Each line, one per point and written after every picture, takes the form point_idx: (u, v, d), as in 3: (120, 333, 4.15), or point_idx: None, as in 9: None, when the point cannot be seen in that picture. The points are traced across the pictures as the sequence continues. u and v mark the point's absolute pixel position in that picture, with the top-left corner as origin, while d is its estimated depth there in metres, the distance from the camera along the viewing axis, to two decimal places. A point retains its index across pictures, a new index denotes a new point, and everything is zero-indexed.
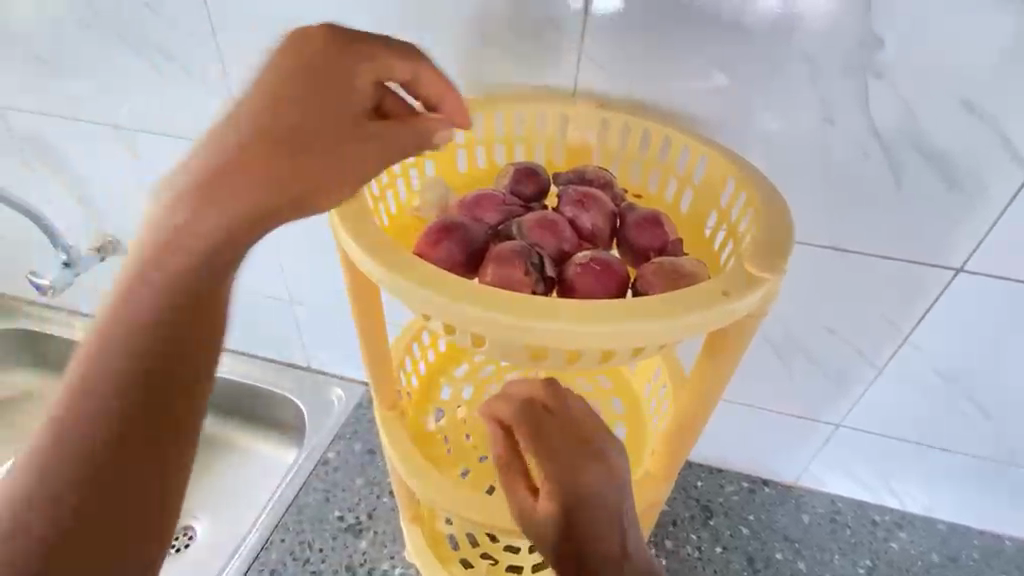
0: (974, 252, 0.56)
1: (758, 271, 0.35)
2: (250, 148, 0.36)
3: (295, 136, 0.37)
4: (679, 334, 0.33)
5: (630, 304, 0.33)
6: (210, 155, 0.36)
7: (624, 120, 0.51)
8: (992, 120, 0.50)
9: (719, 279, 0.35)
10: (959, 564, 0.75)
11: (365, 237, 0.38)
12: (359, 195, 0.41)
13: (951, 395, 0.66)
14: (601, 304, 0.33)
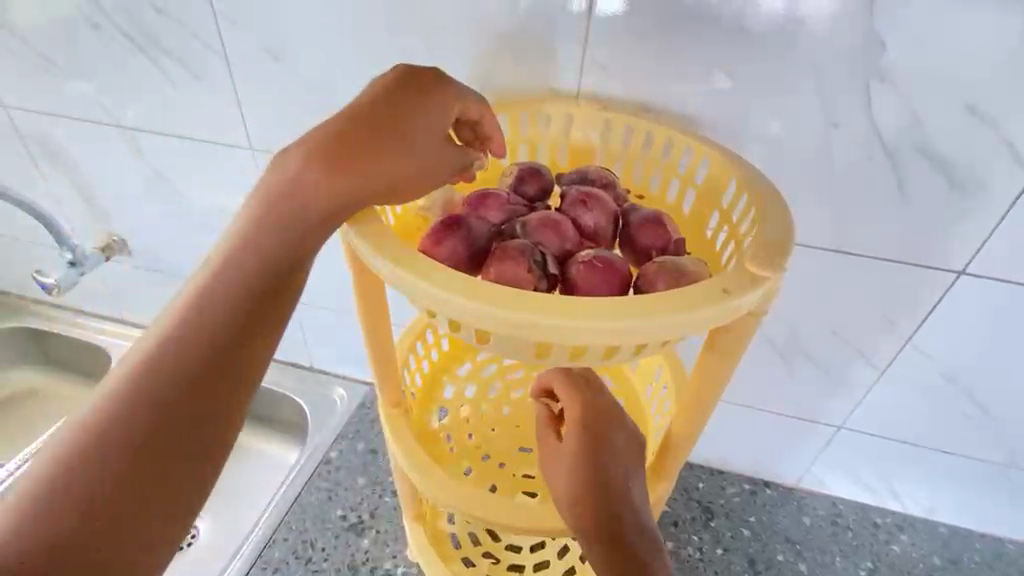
0: (976, 254, 0.56)
1: (760, 269, 0.36)
2: (335, 143, 0.38)
3: (375, 131, 0.39)
4: (682, 330, 0.33)
5: (633, 301, 0.34)
6: (291, 155, 0.39)
7: (627, 121, 0.51)
8: (994, 123, 0.50)
9: (720, 277, 0.35)
10: (961, 567, 0.74)
11: (370, 234, 0.38)
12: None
13: (953, 397, 0.66)
14: (604, 301, 0.33)
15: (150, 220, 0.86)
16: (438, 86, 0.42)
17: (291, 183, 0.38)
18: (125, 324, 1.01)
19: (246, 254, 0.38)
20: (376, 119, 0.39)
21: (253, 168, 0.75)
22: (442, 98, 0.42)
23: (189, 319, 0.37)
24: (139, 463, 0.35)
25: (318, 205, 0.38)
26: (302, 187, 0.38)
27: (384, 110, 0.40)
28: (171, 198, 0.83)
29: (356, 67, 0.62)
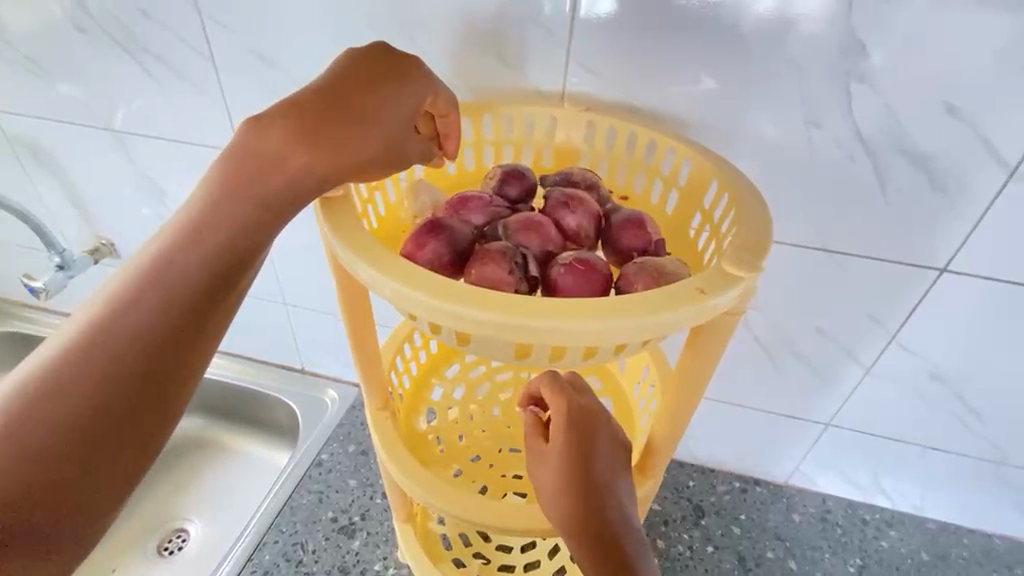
0: (959, 251, 0.57)
1: (737, 268, 0.36)
2: (309, 117, 0.39)
3: (344, 107, 0.40)
4: (659, 329, 0.34)
5: (611, 301, 0.34)
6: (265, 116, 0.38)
7: (609, 123, 0.51)
8: (974, 123, 0.51)
9: (697, 276, 0.36)
10: (949, 562, 0.75)
11: (350, 237, 0.38)
12: (347, 197, 0.41)
13: (939, 394, 0.67)
14: (580, 301, 0.34)
15: (139, 223, 0.86)
16: (417, 73, 0.43)
17: (262, 153, 0.38)
18: None
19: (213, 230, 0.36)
20: (352, 98, 0.40)
21: None
22: (418, 83, 0.43)
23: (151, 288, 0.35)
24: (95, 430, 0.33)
25: (289, 179, 0.38)
26: (274, 158, 0.38)
27: (362, 90, 0.41)
28: (160, 201, 0.82)
29: None
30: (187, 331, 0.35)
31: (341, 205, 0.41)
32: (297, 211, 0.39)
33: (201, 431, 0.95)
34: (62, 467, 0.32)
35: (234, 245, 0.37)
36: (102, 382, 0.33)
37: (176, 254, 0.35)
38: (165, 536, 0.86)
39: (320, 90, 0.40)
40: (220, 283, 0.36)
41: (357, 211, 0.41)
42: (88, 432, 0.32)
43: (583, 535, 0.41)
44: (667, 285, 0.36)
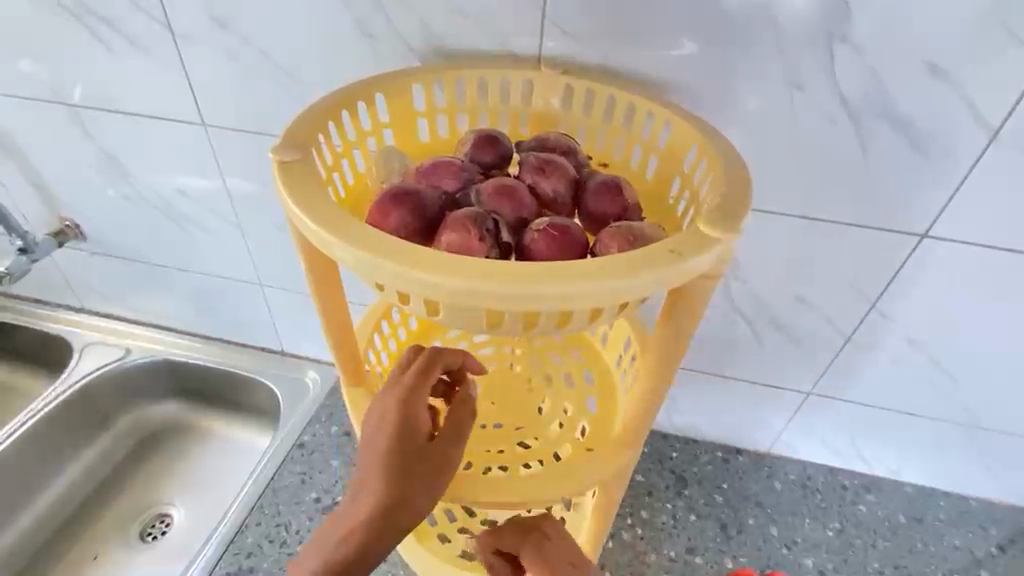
0: (939, 217, 0.57)
1: (714, 230, 0.34)
2: (412, 490, 0.43)
3: (459, 434, 0.46)
4: (631, 293, 0.32)
5: (585, 266, 0.32)
6: (417, 388, 0.45)
7: (587, 87, 0.49)
8: (957, 84, 0.50)
9: (672, 238, 0.34)
10: (925, 524, 0.77)
11: (310, 203, 0.36)
12: (307, 161, 0.38)
13: (917, 362, 0.67)
14: (552, 265, 0.32)
15: (103, 203, 0.82)
16: (390, 392, 0.45)
17: (465, 412, 0.47)
18: (87, 313, 0.98)
19: (457, 427, 0.46)
20: (418, 442, 0.44)
21: (206, 146, 0.72)
22: (391, 400, 0.45)
23: (442, 453, 0.45)
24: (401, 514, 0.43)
25: (434, 457, 0.44)
26: (369, 504, 0.43)
27: (394, 456, 0.43)
28: (124, 179, 0.79)
29: (309, 38, 0.59)
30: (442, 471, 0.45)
31: (298, 169, 0.38)
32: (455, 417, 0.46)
33: (180, 415, 0.93)
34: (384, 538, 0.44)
35: (454, 427, 0.46)
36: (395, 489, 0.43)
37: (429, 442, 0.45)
38: (146, 521, 0.85)
39: (438, 442, 0.45)
40: (454, 447, 0.45)
41: (321, 178, 0.38)
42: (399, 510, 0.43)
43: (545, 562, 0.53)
44: (642, 247, 0.35)
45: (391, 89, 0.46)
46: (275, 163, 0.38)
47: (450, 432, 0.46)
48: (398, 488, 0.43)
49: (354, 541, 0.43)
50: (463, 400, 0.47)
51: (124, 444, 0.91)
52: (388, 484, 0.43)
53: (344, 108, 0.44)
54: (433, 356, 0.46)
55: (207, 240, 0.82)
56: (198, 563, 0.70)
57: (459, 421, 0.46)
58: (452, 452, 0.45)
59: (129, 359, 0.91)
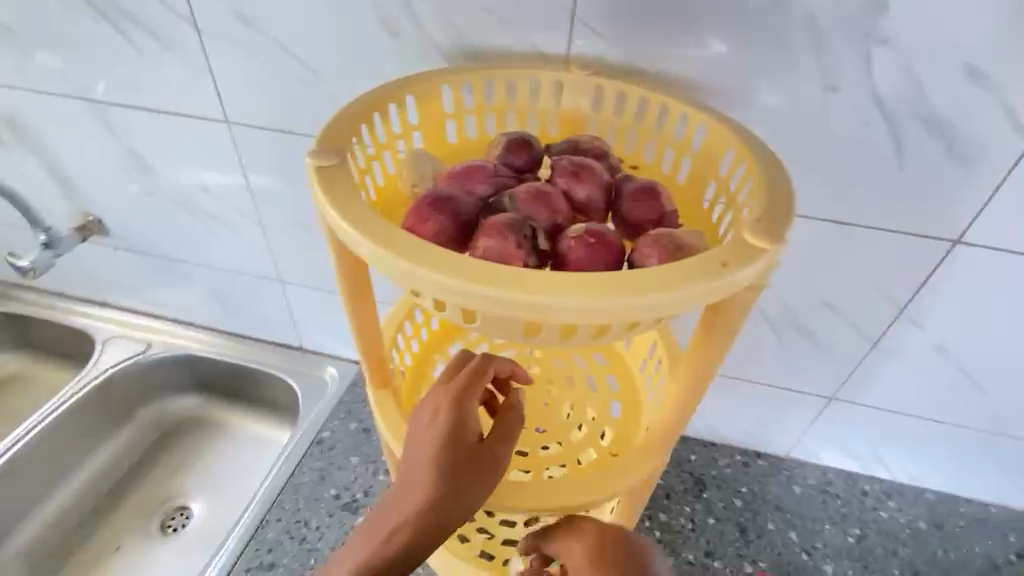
0: (973, 223, 0.55)
1: (758, 241, 0.34)
2: (458, 491, 0.43)
3: (506, 441, 0.46)
4: (673, 306, 0.32)
5: (625, 279, 0.32)
6: (468, 392, 0.45)
7: (619, 88, 0.48)
8: (997, 87, 0.48)
9: (715, 250, 0.34)
10: (945, 531, 0.76)
11: (347, 207, 0.35)
12: (343, 163, 0.38)
13: (944, 369, 0.66)
14: (593, 276, 0.32)
15: (126, 199, 0.83)
16: (442, 395, 0.45)
17: (513, 419, 0.47)
18: (108, 306, 0.99)
19: (506, 434, 0.46)
20: (469, 446, 0.44)
21: (229, 143, 0.72)
22: (443, 400, 0.45)
23: (491, 459, 0.45)
24: (447, 517, 0.43)
25: (483, 462, 0.44)
26: (415, 502, 0.43)
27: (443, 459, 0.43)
28: (147, 176, 0.79)
29: (335, 36, 0.59)
30: (489, 478, 0.45)
31: (334, 172, 0.37)
32: (503, 424, 0.47)
33: (200, 409, 0.95)
34: (427, 540, 0.43)
35: (503, 434, 0.46)
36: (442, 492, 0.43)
37: (478, 447, 0.45)
38: (168, 513, 0.86)
39: (487, 447, 0.45)
40: (502, 453, 0.46)
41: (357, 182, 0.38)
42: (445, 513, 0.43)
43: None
44: (683, 258, 0.34)
45: (421, 90, 0.45)
46: (311, 167, 0.37)
47: (497, 440, 0.46)
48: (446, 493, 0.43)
49: (397, 540, 0.43)
50: (512, 408, 0.47)
51: (144, 437, 0.92)
52: (436, 488, 0.43)
53: (375, 110, 0.43)
54: (483, 360, 0.46)
55: (228, 237, 0.83)
56: (221, 557, 0.71)
57: (508, 429, 0.46)
58: (500, 458, 0.45)
59: (150, 353, 0.93)
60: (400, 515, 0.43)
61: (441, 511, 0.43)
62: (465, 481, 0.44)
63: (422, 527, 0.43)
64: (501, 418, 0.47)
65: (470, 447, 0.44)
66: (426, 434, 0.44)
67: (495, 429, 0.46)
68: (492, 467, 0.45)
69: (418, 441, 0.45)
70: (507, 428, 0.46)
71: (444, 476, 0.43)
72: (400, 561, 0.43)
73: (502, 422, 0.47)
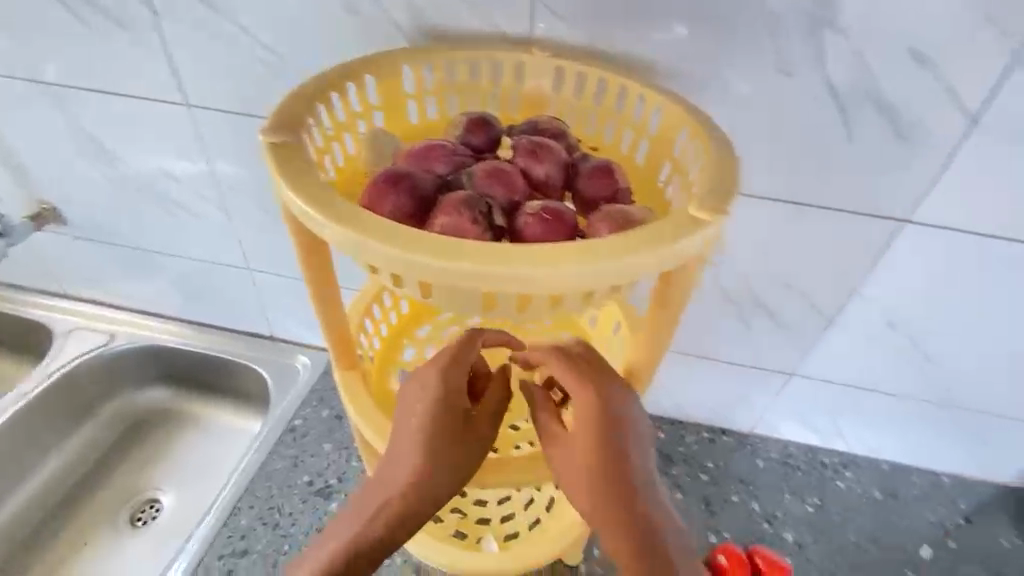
0: (920, 202, 0.58)
1: (704, 213, 0.35)
2: (446, 464, 0.45)
3: (494, 415, 0.48)
4: (622, 275, 0.33)
5: (576, 249, 0.33)
6: (456, 366, 0.47)
7: (579, 69, 0.49)
8: (939, 71, 0.51)
9: (663, 221, 0.35)
10: (898, 498, 0.80)
11: (302, 185, 0.35)
12: (297, 142, 0.38)
13: (895, 343, 0.69)
14: (545, 247, 0.33)
15: (84, 186, 0.80)
16: (430, 370, 0.47)
17: (502, 393, 0.49)
18: (68, 298, 0.96)
19: (493, 409, 0.48)
20: (458, 420, 0.46)
21: (190, 127, 0.71)
22: (431, 376, 0.46)
23: (478, 433, 0.47)
24: (436, 490, 0.45)
25: (472, 435, 0.46)
26: (405, 475, 0.45)
27: (432, 432, 0.45)
28: (105, 162, 0.77)
29: (296, 17, 0.58)
30: (478, 450, 0.47)
31: (288, 150, 0.37)
32: (491, 399, 0.48)
33: (168, 401, 0.93)
34: (417, 510, 0.45)
35: (492, 408, 0.48)
36: (431, 465, 0.45)
37: (466, 421, 0.47)
38: (137, 507, 0.85)
39: (474, 420, 0.47)
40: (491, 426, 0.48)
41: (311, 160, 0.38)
42: (434, 485, 0.45)
43: (585, 392, 0.46)
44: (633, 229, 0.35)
45: (380, 71, 0.45)
46: (264, 145, 0.37)
47: (486, 413, 0.48)
48: (434, 465, 0.45)
49: (388, 511, 0.45)
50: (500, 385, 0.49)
51: (110, 431, 0.90)
52: (426, 458, 0.45)
53: (333, 90, 0.43)
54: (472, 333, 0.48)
55: (192, 224, 0.81)
56: (193, 546, 0.70)
57: (496, 403, 0.48)
58: (487, 431, 0.47)
59: (114, 345, 0.91)
60: (390, 488, 0.45)
61: (430, 483, 0.45)
62: (453, 455, 0.46)
63: (411, 498, 0.45)
64: (490, 392, 0.49)
65: (459, 421, 0.46)
66: (415, 409, 0.46)
67: (483, 403, 0.48)
68: (479, 441, 0.47)
69: (407, 417, 0.46)
70: (496, 402, 0.48)
71: (433, 449, 0.45)
72: (390, 533, 0.45)
73: (490, 397, 0.48)
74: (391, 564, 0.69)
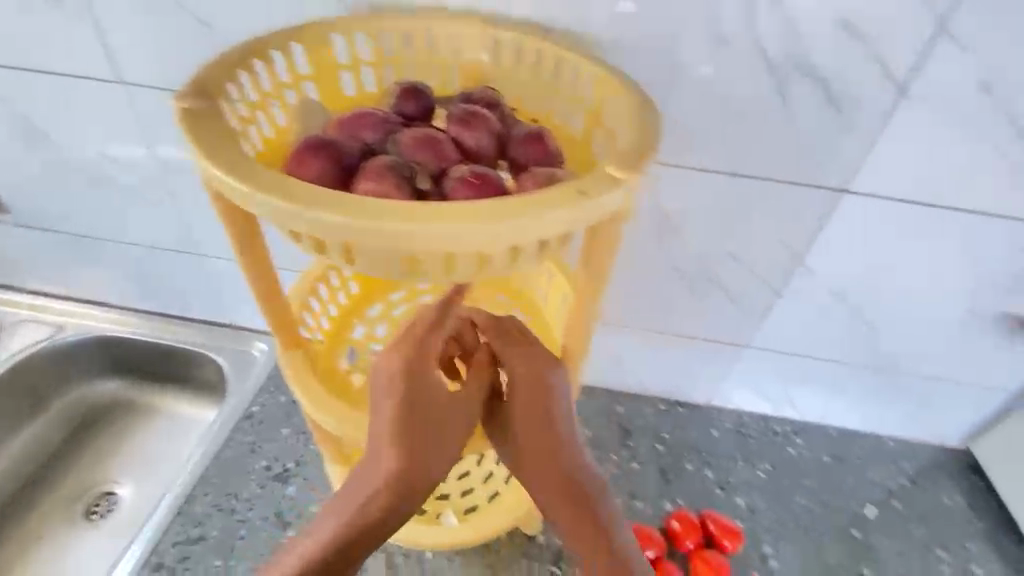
0: (855, 172, 0.60)
1: (620, 171, 0.36)
2: (424, 448, 0.44)
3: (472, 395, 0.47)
4: (539, 232, 0.33)
5: (492, 206, 0.33)
6: (426, 346, 0.45)
7: (515, 39, 0.49)
8: (867, 41, 0.52)
9: (580, 180, 0.35)
10: (845, 462, 0.83)
11: (219, 151, 0.35)
12: (212, 108, 0.37)
13: (839, 311, 0.72)
14: (463, 205, 0.33)
15: (19, 171, 0.77)
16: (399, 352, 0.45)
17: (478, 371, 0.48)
18: (12, 289, 0.93)
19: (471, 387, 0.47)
20: (432, 402, 0.45)
21: (127, 106, 0.68)
22: (398, 358, 0.45)
23: (455, 412, 0.46)
24: (418, 476, 0.44)
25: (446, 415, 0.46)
26: (384, 465, 0.43)
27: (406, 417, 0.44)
28: (39, 144, 0.74)
29: None
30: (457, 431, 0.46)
31: (205, 116, 0.37)
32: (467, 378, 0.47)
33: (122, 393, 0.91)
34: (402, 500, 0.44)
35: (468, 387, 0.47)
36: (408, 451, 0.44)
37: (441, 402, 0.46)
38: (91, 500, 0.83)
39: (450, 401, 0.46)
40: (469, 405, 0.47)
41: (227, 126, 0.37)
42: (416, 472, 0.44)
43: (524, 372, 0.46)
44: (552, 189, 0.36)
45: (307, 38, 0.46)
46: (177, 111, 0.37)
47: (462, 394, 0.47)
48: (412, 450, 0.44)
49: (371, 505, 0.43)
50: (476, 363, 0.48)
51: (61, 425, 0.87)
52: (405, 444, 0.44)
53: (258, 58, 0.43)
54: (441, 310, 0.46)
55: (137, 209, 0.79)
56: (146, 535, 0.69)
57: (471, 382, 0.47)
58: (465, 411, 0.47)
59: (61, 336, 0.88)
60: (370, 479, 0.44)
61: (411, 470, 0.44)
62: (431, 438, 0.45)
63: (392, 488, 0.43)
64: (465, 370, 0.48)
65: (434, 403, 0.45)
66: (388, 393, 0.45)
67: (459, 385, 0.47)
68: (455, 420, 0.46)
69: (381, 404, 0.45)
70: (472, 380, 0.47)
71: (409, 434, 0.44)
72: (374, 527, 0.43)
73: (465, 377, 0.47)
74: None
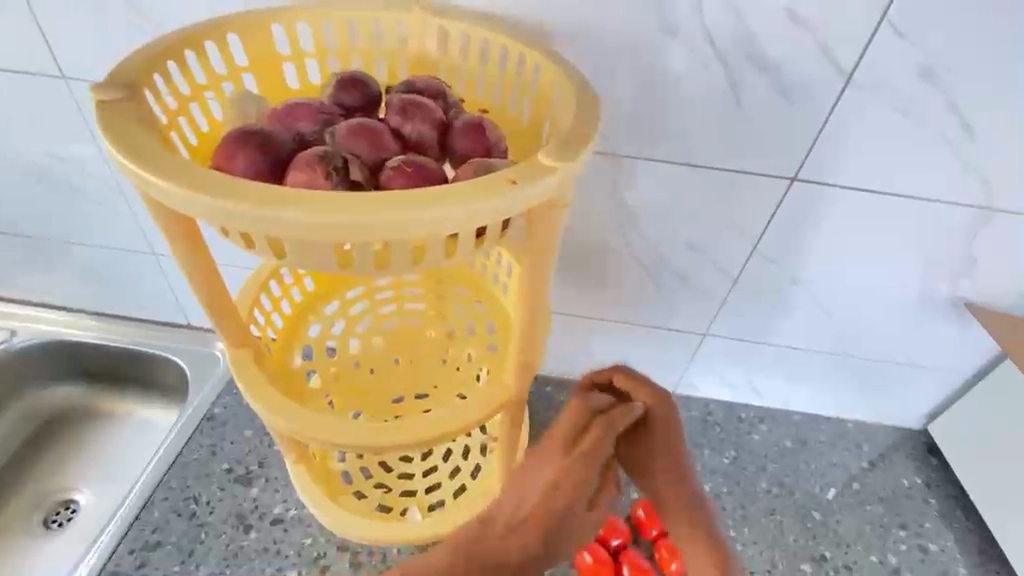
0: (806, 160, 0.61)
1: (552, 159, 0.35)
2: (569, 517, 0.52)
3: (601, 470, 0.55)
4: (468, 220, 0.33)
5: (419, 195, 0.33)
6: (579, 427, 0.53)
7: (460, 28, 0.49)
8: (813, 31, 0.53)
9: (511, 168, 0.35)
10: (809, 446, 0.85)
11: (133, 145, 0.34)
12: (130, 101, 0.37)
13: (796, 299, 0.73)
14: (387, 194, 0.32)
15: None
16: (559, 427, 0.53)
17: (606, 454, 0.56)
18: None
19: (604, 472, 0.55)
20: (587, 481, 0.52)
21: (69, 102, 0.66)
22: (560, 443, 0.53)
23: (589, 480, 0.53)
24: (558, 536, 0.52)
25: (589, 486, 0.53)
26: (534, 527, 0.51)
27: (564, 486, 0.52)
28: None
29: None
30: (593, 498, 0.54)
31: (124, 109, 0.37)
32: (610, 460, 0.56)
33: (80, 398, 0.88)
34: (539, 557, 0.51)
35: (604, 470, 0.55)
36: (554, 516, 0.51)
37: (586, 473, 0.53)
38: (50, 509, 0.80)
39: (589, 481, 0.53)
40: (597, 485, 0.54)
41: (143, 119, 0.37)
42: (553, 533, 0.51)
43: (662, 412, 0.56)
44: (484, 177, 0.35)
45: (243, 27, 0.45)
46: (93, 103, 0.36)
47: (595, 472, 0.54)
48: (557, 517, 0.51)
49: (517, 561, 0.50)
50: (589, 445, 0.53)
51: (17, 432, 0.84)
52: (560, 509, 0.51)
53: (189, 49, 0.42)
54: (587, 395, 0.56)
55: (86, 208, 0.76)
56: (102, 542, 0.67)
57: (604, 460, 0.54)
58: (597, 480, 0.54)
59: (14, 343, 0.85)
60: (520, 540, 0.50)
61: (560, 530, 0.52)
62: (572, 503, 0.52)
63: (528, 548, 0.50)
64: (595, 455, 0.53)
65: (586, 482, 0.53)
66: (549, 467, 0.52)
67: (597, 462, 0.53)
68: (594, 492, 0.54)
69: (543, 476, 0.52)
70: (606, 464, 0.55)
71: (557, 502, 0.52)
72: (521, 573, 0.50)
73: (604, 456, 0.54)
74: (315, 543, 0.69)
